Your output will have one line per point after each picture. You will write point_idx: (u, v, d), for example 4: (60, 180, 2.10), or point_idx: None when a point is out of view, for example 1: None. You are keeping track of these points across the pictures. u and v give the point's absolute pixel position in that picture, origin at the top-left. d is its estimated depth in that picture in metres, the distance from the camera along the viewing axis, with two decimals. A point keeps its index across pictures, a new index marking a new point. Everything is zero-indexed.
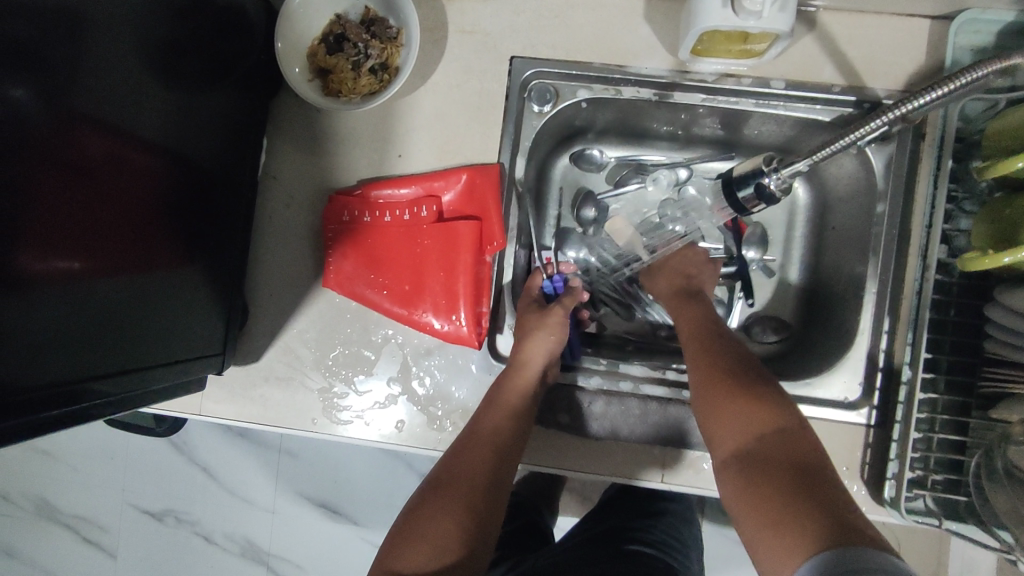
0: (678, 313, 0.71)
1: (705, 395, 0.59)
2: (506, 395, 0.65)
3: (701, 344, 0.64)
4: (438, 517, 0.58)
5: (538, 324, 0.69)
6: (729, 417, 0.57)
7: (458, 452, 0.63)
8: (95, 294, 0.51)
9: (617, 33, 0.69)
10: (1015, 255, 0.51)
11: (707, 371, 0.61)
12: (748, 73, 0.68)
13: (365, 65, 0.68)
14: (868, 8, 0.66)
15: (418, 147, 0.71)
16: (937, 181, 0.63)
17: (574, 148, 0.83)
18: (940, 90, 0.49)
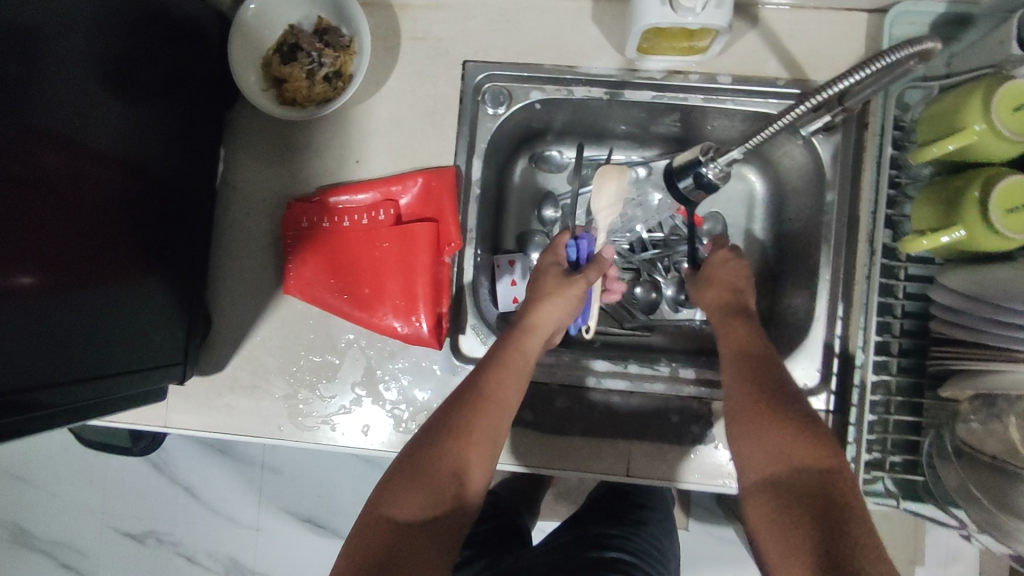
0: (728, 337, 0.64)
1: (761, 423, 0.54)
2: (514, 356, 0.63)
3: (758, 381, 0.58)
4: (438, 468, 0.56)
5: (552, 292, 0.69)
6: (761, 432, 0.54)
7: (460, 408, 0.59)
8: (54, 283, 0.51)
9: (567, 35, 0.71)
10: (951, 235, 0.53)
11: (756, 406, 0.56)
12: (694, 70, 0.70)
13: (319, 74, 0.69)
14: (807, 4, 0.68)
15: (376, 152, 0.72)
16: (879, 169, 0.64)
17: (534, 150, 0.84)
18: (865, 71, 0.50)
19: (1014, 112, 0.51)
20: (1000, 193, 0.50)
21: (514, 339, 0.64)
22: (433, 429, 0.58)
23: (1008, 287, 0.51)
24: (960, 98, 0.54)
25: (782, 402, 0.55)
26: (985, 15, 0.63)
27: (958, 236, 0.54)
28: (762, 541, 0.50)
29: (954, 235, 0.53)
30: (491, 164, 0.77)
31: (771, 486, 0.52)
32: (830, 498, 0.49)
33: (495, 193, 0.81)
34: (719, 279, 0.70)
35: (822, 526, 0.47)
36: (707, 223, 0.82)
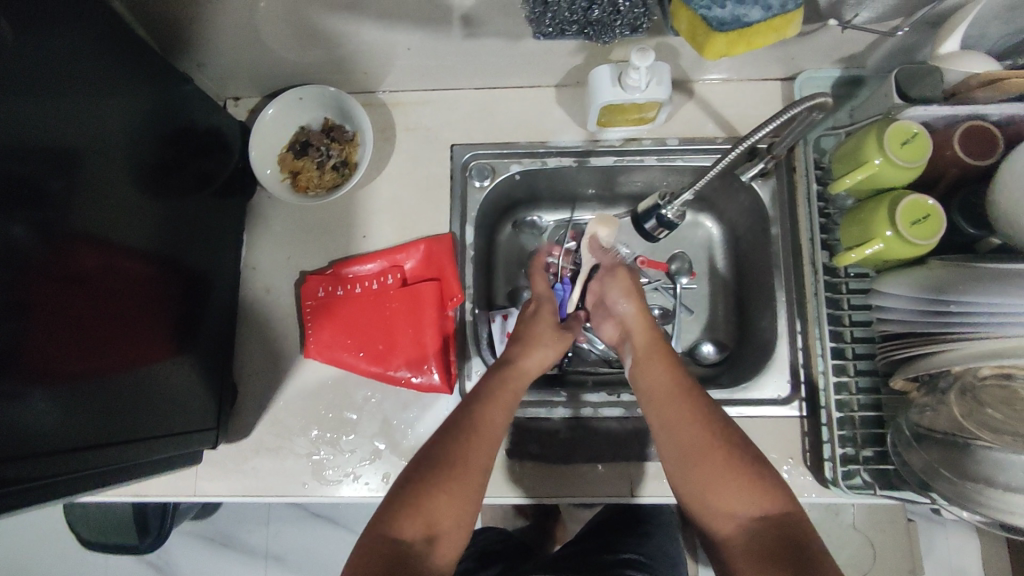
0: (650, 365, 0.66)
1: (722, 492, 0.58)
2: (502, 392, 0.65)
3: (711, 436, 0.60)
4: (432, 501, 0.56)
5: (538, 341, 0.74)
6: (728, 484, 0.58)
7: (452, 437, 0.61)
8: (92, 381, 0.55)
9: (536, 117, 0.83)
10: (870, 247, 0.65)
11: (712, 458, 0.59)
12: (647, 137, 0.83)
13: (328, 165, 0.80)
14: (730, 78, 0.82)
15: (380, 227, 0.82)
16: (811, 203, 0.76)
17: (517, 216, 0.95)
18: (773, 122, 0.61)
19: (905, 145, 0.64)
20: (904, 208, 0.63)
21: (498, 375, 0.67)
22: (426, 462, 0.59)
23: (943, 282, 0.61)
24: (860, 140, 0.67)
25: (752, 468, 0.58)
26: (872, 77, 0.78)
27: (877, 248, 0.65)
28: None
29: (874, 247, 0.65)
30: (480, 230, 0.87)
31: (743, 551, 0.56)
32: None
33: (485, 256, 0.92)
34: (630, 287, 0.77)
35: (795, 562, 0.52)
36: (674, 263, 0.93)
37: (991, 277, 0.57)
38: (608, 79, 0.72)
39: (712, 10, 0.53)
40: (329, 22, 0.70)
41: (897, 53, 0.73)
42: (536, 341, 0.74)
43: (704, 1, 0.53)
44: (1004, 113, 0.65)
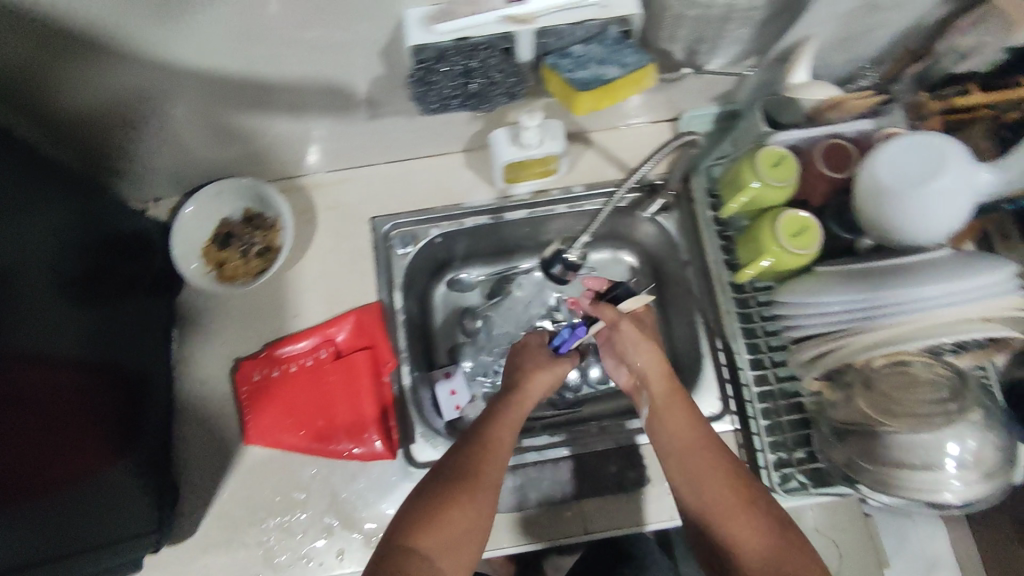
0: (670, 412, 0.67)
1: (729, 503, 0.60)
2: (511, 416, 0.68)
3: (743, 499, 0.60)
4: (444, 518, 0.59)
5: (537, 365, 0.75)
6: (734, 497, 0.60)
7: (466, 455, 0.64)
8: (35, 500, 0.54)
9: (449, 182, 0.88)
10: (757, 266, 0.71)
11: (719, 474, 0.62)
12: (554, 187, 0.88)
13: (252, 252, 0.82)
14: (621, 125, 0.89)
15: (310, 304, 0.84)
16: (709, 229, 0.82)
17: (447, 275, 0.98)
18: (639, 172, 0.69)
19: (775, 167, 0.71)
20: (783, 224, 0.69)
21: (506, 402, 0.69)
22: (439, 481, 0.62)
23: (814, 290, 0.68)
24: (737, 168, 0.74)
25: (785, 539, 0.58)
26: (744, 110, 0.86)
27: (764, 265, 0.71)
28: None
29: (760, 264, 0.71)
30: (410, 294, 0.90)
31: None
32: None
33: (420, 318, 0.94)
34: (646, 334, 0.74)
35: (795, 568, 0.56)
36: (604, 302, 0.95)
37: (921, 268, 0.63)
38: (506, 140, 0.78)
39: (574, 71, 0.62)
40: (237, 119, 0.74)
41: (760, 87, 0.82)
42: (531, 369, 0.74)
43: (568, 65, 0.62)
44: (854, 129, 0.74)
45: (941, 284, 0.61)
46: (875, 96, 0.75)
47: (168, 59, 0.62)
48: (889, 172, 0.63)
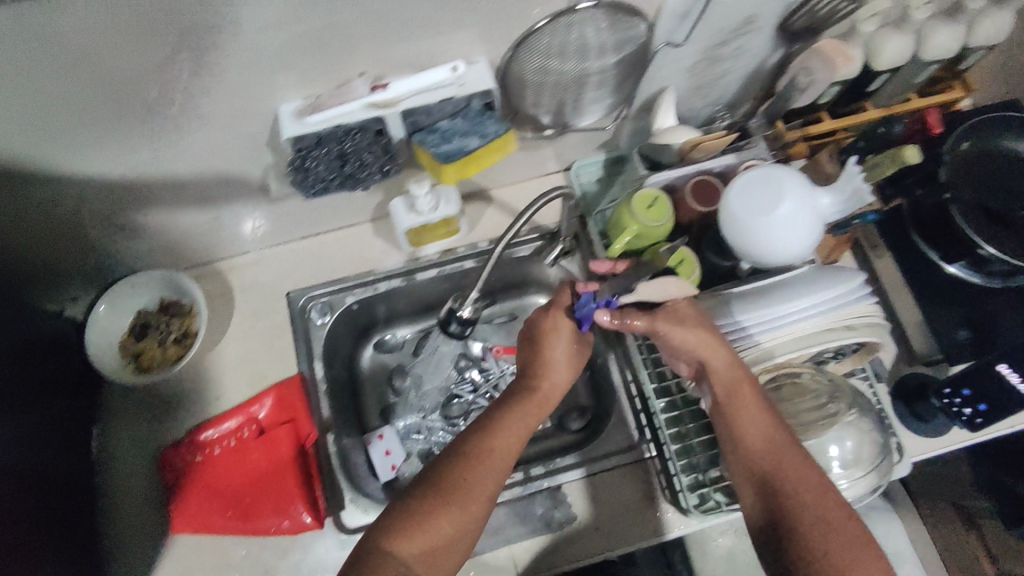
0: (736, 399, 0.63)
1: (768, 467, 0.60)
2: (517, 415, 0.66)
3: (777, 463, 0.60)
4: (421, 523, 0.58)
5: (559, 345, 0.70)
6: (768, 462, 0.60)
7: (460, 457, 0.62)
8: None
9: (360, 250, 0.93)
10: None
11: (766, 446, 0.61)
12: (461, 244, 0.93)
13: (169, 340, 0.84)
14: (517, 181, 0.95)
15: (232, 386, 0.86)
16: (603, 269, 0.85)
17: (374, 338, 1.01)
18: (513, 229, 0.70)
19: (650, 208, 0.77)
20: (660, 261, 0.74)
21: (521, 401, 0.68)
22: (423, 483, 0.61)
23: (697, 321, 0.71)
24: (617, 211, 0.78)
25: (845, 525, 0.55)
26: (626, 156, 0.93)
27: None
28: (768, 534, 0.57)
29: None
30: (334, 362, 0.92)
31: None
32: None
33: (348, 384, 0.96)
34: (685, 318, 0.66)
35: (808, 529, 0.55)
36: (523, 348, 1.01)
37: (812, 280, 0.70)
38: (403, 208, 0.82)
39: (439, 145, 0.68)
40: (143, 216, 0.78)
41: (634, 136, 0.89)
42: (546, 363, 0.70)
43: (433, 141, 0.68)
44: (719, 163, 0.79)
45: (808, 296, 0.68)
46: (726, 134, 0.81)
47: (64, 169, 0.66)
48: (740, 206, 0.69)
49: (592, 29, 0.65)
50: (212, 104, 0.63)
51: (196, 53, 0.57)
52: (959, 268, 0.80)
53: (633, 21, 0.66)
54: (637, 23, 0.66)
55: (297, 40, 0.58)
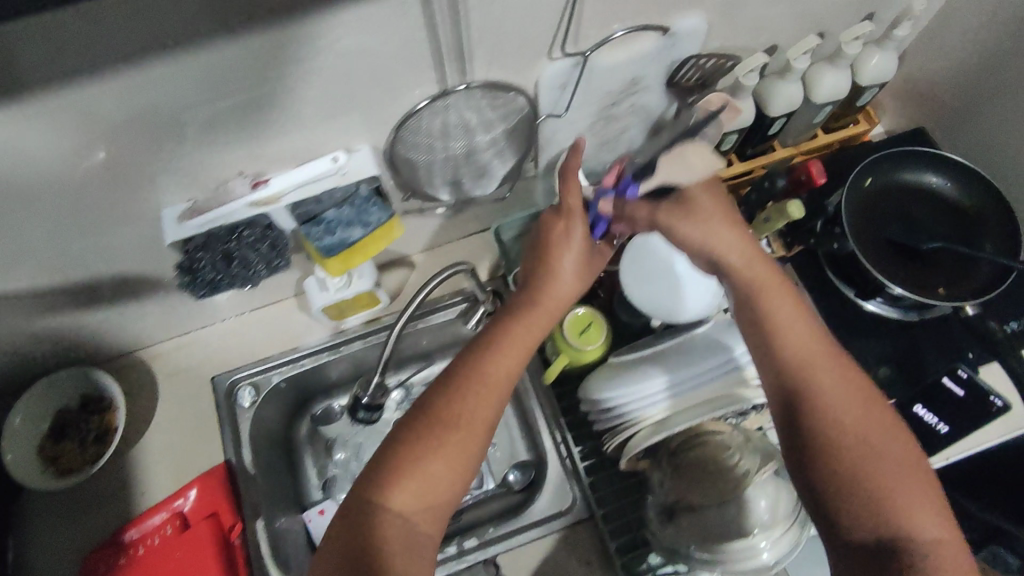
0: (771, 301, 0.61)
1: (818, 377, 0.57)
2: (513, 337, 0.62)
3: (833, 371, 0.58)
4: (421, 465, 0.56)
5: (563, 246, 0.65)
6: (820, 375, 0.57)
7: (450, 392, 0.59)
8: None
9: (285, 327, 0.92)
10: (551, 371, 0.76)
11: (814, 353, 0.58)
12: (386, 312, 0.92)
13: (90, 438, 0.83)
14: (440, 244, 0.96)
15: (158, 480, 0.84)
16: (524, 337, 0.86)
17: (313, 410, 1.00)
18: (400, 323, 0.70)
19: None
20: (570, 328, 0.74)
21: (523, 311, 0.64)
22: (422, 421, 0.58)
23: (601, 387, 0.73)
24: None
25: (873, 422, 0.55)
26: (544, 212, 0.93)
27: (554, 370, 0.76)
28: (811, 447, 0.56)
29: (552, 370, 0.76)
30: (266, 443, 0.90)
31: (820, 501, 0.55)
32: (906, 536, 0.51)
33: (285, 461, 0.95)
34: (703, 215, 0.64)
35: (858, 444, 0.55)
36: None
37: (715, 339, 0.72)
38: (316, 286, 0.82)
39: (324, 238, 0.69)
40: (48, 321, 0.76)
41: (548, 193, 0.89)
42: (546, 271, 0.65)
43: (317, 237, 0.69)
44: None
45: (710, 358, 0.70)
46: None
47: None
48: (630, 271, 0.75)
49: (469, 108, 0.65)
50: (92, 216, 0.63)
51: (62, 176, 0.56)
52: (877, 305, 0.81)
53: (510, 97, 0.66)
54: (514, 97, 0.66)
55: (161, 151, 0.58)
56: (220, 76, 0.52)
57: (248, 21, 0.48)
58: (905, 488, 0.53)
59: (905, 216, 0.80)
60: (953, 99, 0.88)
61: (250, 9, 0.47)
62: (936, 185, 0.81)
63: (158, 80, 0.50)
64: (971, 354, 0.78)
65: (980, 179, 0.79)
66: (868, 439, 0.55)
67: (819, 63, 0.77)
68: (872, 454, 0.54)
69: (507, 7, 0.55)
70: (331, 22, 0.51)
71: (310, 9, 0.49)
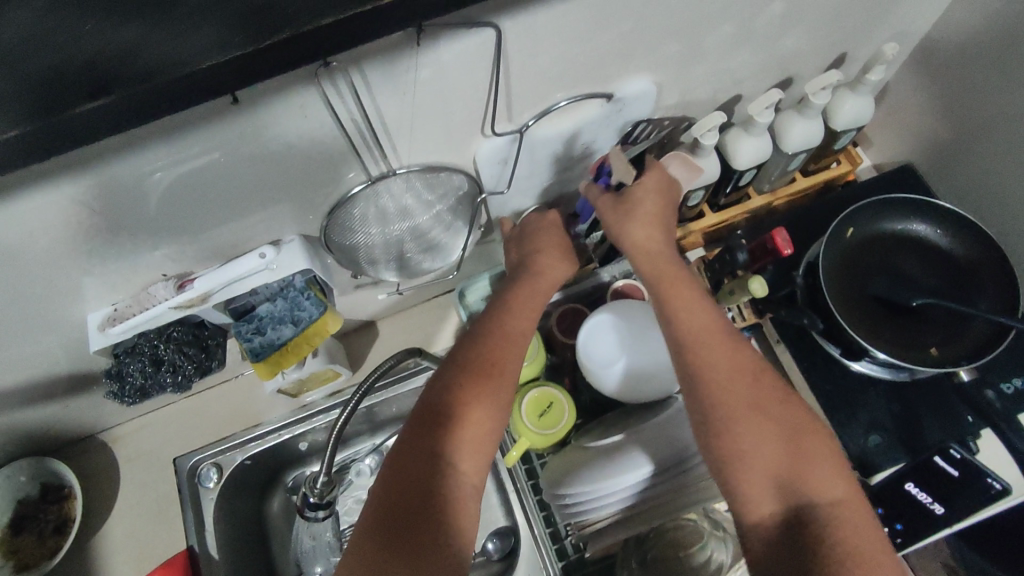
0: (676, 291, 0.59)
1: (720, 365, 0.55)
2: (525, 297, 0.61)
3: (738, 354, 0.56)
4: (464, 416, 0.53)
5: (540, 245, 0.66)
6: (722, 360, 0.55)
7: (475, 345, 0.57)
8: None
9: (247, 403, 0.90)
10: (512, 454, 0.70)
11: (719, 339, 0.56)
12: (350, 384, 0.90)
13: (48, 530, 0.82)
14: (402, 308, 0.93)
15: (121, 569, 0.83)
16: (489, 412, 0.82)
17: (287, 480, 0.96)
18: (344, 414, 0.66)
19: None
20: (529, 407, 0.71)
21: (525, 278, 0.63)
22: (450, 375, 0.55)
23: (563, 471, 0.68)
24: None
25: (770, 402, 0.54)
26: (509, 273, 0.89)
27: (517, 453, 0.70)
28: (722, 440, 0.53)
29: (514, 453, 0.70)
30: (235, 523, 0.87)
31: (731, 486, 0.53)
32: (813, 512, 0.50)
33: (258, 537, 0.92)
34: (641, 204, 0.62)
35: (763, 428, 0.53)
36: None
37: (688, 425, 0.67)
38: None
39: (253, 338, 0.67)
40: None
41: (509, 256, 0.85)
42: (545, 247, 0.66)
43: (247, 332, 0.67)
44: (592, 283, 0.79)
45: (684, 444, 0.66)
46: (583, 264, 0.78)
47: None
48: (602, 343, 0.69)
49: (405, 191, 0.62)
50: (12, 334, 0.60)
51: None
52: (865, 365, 0.73)
53: (447, 176, 0.63)
54: (454, 180, 0.64)
55: (70, 271, 0.55)
56: (114, 202, 0.48)
57: (131, 150, 0.45)
58: (810, 465, 0.52)
59: (890, 267, 0.74)
60: (941, 133, 0.82)
61: (131, 139, 0.44)
62: (921, 232, 0.75)
63: (43, 214, 0.47)
64: (970, 418, 0.72)
65: (969, 225, 0.73)
66: (773, 420, 0.53)
67: (788, 111, 0.72)
68: (776, 437, 0.52)
69: (424, 99, 0.51)
70: (227, 140, 0.47)
71: (199, 133, 0.45)
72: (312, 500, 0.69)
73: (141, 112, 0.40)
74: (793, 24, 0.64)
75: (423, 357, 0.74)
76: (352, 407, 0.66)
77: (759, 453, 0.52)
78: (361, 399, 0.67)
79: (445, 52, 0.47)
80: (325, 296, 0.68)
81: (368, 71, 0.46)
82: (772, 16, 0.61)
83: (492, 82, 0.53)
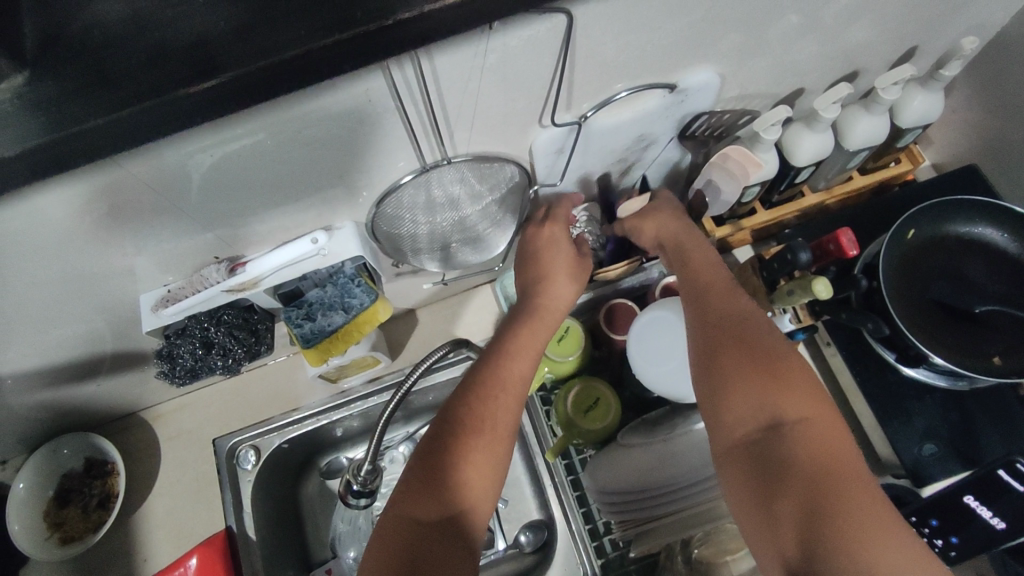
0: (689, 258, 0.62)
1: (719, 307, 0.57)
2: (521, 342, 0.59)
3: (738, 303, 0.57)
4: (453, 476, 0.50)
5: (561, 255, 0.65)
6: (723, 303, 0.57)
7: (469, 392, 0.55)
8: None
9: (286, 386, 0.91)
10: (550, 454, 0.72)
11: (723, 292, 0.58)
12: (388, 370, 0.90)
13: (92, 504, 0.83)
14: (442, 296, 0.92)
15: (160, 544, 0.84)
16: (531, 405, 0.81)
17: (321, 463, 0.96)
18: (390, 405, 0.65)
19: (559, 342, 0.72)
20: (571, 409, 0.70)
21: (524, 304, 0.63)
22: (444, 416, 0.54)
23: (636, 464, 0.67)
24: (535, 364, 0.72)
25: (766, 348, 0.53)
26: None
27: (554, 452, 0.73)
28: (712, 365, 0.53)
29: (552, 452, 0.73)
30: (271, 504, 0.88)
31: (716, 409, 0.52)
32: (789, 431, 0.48)
33: (293, 517, 0.93)
34: (657, 214, 0.67)
35: (752, 357, 0.52)
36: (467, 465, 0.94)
37: None
38: None
39: (303, 324, 0.68)
40: (42, 402, 0.75)
41: None
42: (550, 275, 0.64)
43: (297, 319, 0.68)
44: (639, 278, 0.78)
45: None
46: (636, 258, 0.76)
47: None
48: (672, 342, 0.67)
49: (456, 181, 0.61)
50: (67, 314, 0.60)
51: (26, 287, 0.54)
52: (920, 371, 0.71)
53: (499, 167, 0.62)
54: (505, 171, 0.63)
55: (127, 252, 0.55)
56: (174, 183, 0.48)
57: (194, 134, 0.44)
58: (800, 398, 0.50)
59: (947, 269, 0.72)
60: (1011, 132, 0.78)
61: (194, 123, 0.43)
62: (980, 233, 0.72)
63: (103, 195, 0.46)
64: None
65: None
66: (765, 352, 0.52)
67: (853, 107, 0.69)
68: (763, 364, 0.51)
69: (487, 86, 0.50)
70: (286, 124, 0.45)
71: (262, 118, 0.44)
72: (355, 486, 0.69)
73: (218, 102, 0.39)
74: (868, 14, 0.61)
75: (467, 346, 0.74)
76: (398, 398, 0.65)
77: (746, 376, 0.51)
78: (407, 391, 0.66)
79: (515, 37, 0.45)
80: (374, 283, 0.69)
81: (435, 57, 0.45)
82: (847, 6, 0.58)
83: (557, 69, 0.51)
